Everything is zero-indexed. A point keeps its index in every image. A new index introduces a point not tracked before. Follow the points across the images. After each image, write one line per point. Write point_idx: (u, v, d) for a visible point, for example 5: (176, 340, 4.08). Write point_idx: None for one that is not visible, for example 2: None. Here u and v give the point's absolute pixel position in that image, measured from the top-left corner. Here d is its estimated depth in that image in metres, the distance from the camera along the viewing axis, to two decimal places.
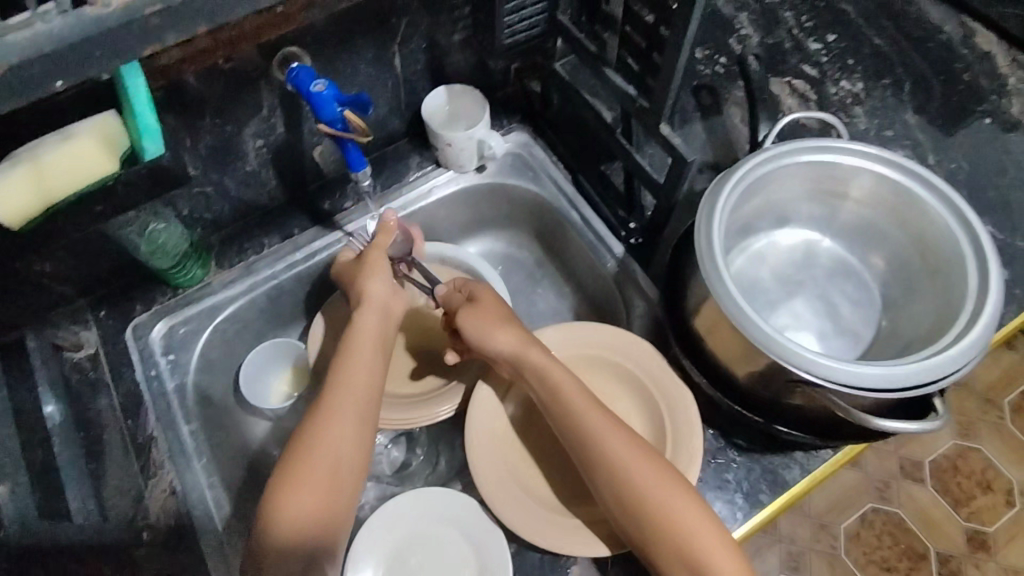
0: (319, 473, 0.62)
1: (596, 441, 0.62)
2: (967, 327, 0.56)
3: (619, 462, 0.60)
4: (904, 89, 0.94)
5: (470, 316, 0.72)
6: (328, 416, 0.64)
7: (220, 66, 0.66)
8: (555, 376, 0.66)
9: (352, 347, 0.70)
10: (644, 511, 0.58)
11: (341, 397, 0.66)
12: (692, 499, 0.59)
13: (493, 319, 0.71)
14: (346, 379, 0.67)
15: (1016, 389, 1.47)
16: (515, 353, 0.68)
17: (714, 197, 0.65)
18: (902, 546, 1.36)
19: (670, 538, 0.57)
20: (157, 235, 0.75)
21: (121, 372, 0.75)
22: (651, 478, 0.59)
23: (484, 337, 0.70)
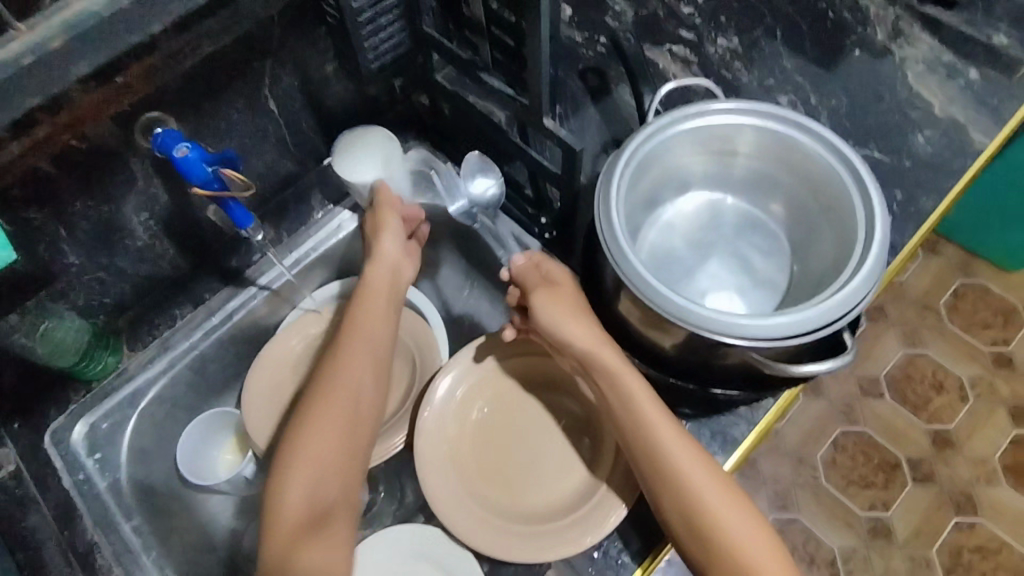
0: (335, 426, 0.64)
1: (641, 418, 0.62)
2: (862, 259, 0.59)
3: (683, 471, 0.60)
4: (777, 36, 0.97)
5: (552, 302, 0.67)
6: (319, 428, 0.64)
7: (74, 147, 0.62)
8: (625, 378, 0.63)
9: (348, 360, 0.68)
10: (678, 487, 0.59)
11: (332, 410, 0.65)
12: (744, 506, 0.60)
13: (571, 305, 0.67)
14: (340, 391, 0.66)
15: (947, 290, 1.55)
16: (590, 346, 0.64)
17: (607, 181, 0.65)
18: (875, 461, 1.41)
19: (699, 510, 0.59)
20: (53, 333, 0.71)
21: (48, 483, 0.72)
22: (686, 451, 0.61)
23: (563, 324, 0.66)
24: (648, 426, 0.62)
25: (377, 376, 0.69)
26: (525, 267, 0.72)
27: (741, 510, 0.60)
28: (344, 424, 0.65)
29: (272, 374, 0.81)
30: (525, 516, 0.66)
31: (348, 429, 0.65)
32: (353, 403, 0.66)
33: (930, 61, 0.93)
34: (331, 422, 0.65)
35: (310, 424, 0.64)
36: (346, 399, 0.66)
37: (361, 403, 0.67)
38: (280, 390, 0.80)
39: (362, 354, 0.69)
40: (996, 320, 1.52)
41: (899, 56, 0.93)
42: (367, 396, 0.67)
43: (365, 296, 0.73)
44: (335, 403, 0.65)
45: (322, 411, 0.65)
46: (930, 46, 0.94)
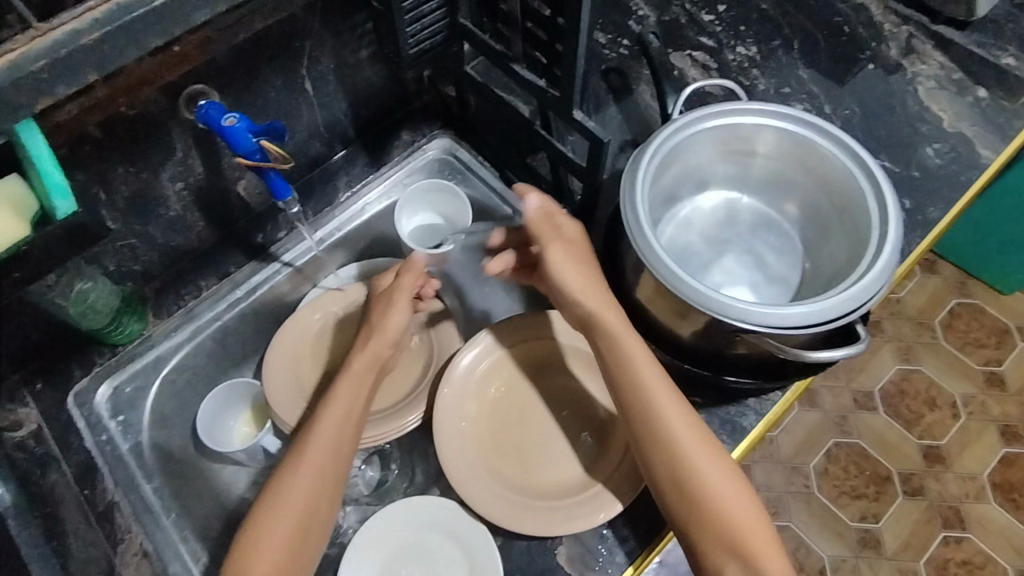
0: (296, 507, 0.63)
1: (641, 385, 0.64)
2: (876, 257, 0.61)
3: (680, 443, 0.62)
4: (794, 47, 1.00)
5: (563, 255, 0.69)
6: (279, 522, 0.62)
7: (121, 114, 0.64)
8: (627, 347, 0.65)
9: (316, 450, 0.65)
10: (674, 455, 0.62)
11: (293, 504, 0.63)
12: (738, 480, 0.62)
13: (581, 261, 0.69)
14: (301, 490, 0.63)
15: (943, 308, 1.58)
16: (594, 306, 0.66)
17: (632, 173, 0.68)
18: (867, 473, 1.44)
19: (691, 477, 0.61)
20: (85, 295, 0.73)
21: (70, 443, 0.73)
22: (684, 424, 0.63)
23: (572, 280, 0.68)
24: (647, 393, 0.64)
25: (344, 458, 0.66)
26: (541, 217, 0.71)
27: (732, 483, 0.62)
28: (298, 522, 0.63)
29: (291, 348, 0.82)
30: (536, 490, 0.69)
31: (304, 524, 0.63)
32: (314, 503, 0.64)
33: (940, 79, 0.96)
34: (290, 516, 0.62)
35: (267, 522, 0.62)
36: (307, 494, 0.64)
37: (324, 492, 0.64)
38: (298, 363, 0.81)
39: (330, 448, 0.66)
40: (990, 339, 1.55)
41: (910, 72, 0.97)
42: (329, 487, 0.65)
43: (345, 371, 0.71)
44: (297, 496, 0.63)
45: (284, 495, 0.63)
46: (940, 64, 0.97)
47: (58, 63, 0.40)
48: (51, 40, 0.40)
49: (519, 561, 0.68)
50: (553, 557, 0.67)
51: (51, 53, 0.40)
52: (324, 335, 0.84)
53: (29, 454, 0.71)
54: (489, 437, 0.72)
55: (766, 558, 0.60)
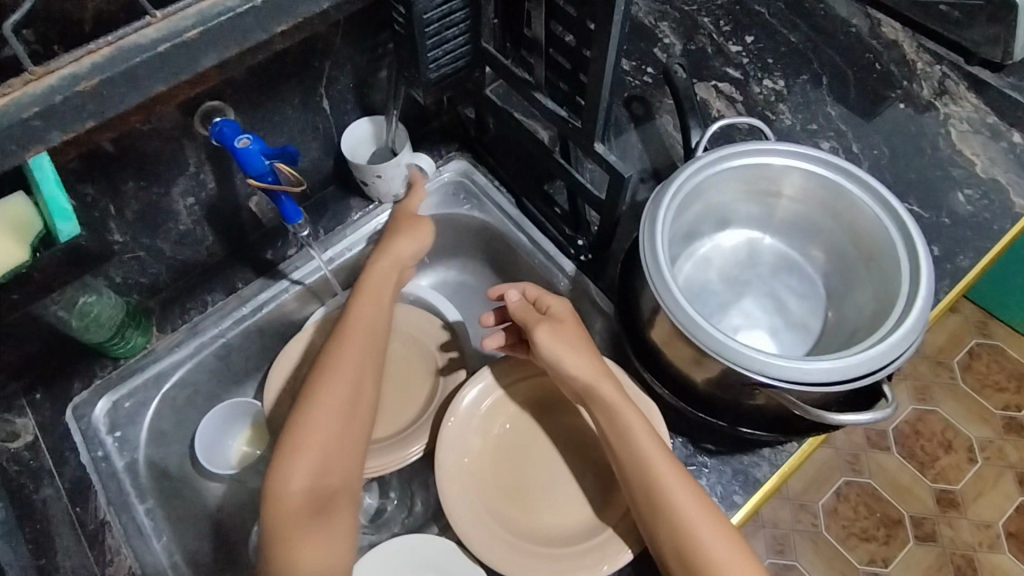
0: (339, 398, 0.66)
1: (637, 450, 0.62)
2: (904, 312, 0.58)
3: (682, 513, 0.59)
4: (823, 82, 0.98)
5: (555, 336, 0.67)
6: (322, 423, 0.64)
7: (136, 130, 0.63)
8: (622, 412, 0.64)
9: (343, 352, 0.68)
10: (672, 522, 0.59)
11: (334, 398, 0.65)
12: (746, 553, 0.59)
13: (571, 339, 0.68)
14: (338, 388, 0.66)
15: (963, 349, 1.54)
16: (588, 379, 0.66)
17: (653, 210, 0.66)
18: (877, 515, 1.40)
19: (695, 551, 0.58)
20: (89, 308, 0.71)
21: (65, 456, 0.72)
22: (687, 495, 0.60)
23: (563, 359, 0.66)
24: (643, 458, 0.61)
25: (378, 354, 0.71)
26: (524, 306, 0.71)
27: (735, 552, 0.58)
28: (340, 417, 0.65)
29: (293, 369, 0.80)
30: (535, 534, 0.66)
31: (343, 418, 0.65)
32: (351, 399, 0.66)
33: (973, 120, 0.93)
34: (332, 413, 0.65)
35: (312, 421, 0.64)
36: (344, 391, 0.66)
37: (357, 392, 0.67)
38: (299, 385, 0.78)
39: (356, 350, 0.69)
40: (1010, 384, 1.51)
41: (942, 113, 0.94)
42: (361, 382, 0.68)
43: (364, 283, 0.74)
44: (331, 402, 0.65)
45: (330, 385, 0.66)
46: (974, 106, 0.94)
47: (49, 110, 0.37)
48: (44, 85, 0.38)
49: None
50: None
51: (45, 98, 0.37)
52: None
53: (23, 466, 0.70)
54: (487, 477, 0.69)
55: None
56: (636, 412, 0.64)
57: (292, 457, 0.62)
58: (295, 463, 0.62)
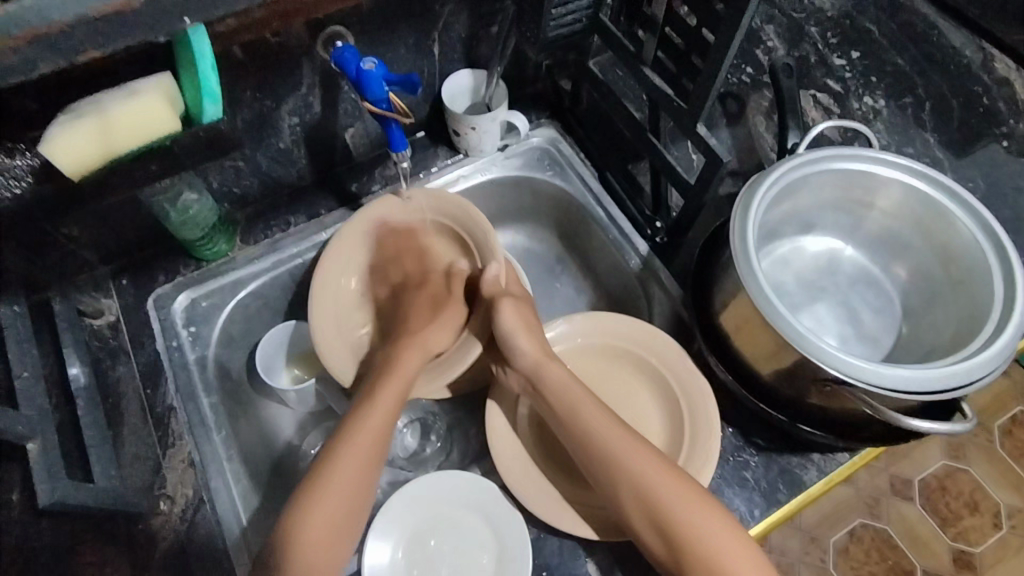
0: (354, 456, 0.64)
1: (608, 448, 0.63)
2: (993, 336, 0.58)
3: (652, 485, 0.60)
4: (924, 109, 0.96)
5: (513, 312, 0.72)
6: (335, 492, 0.62)
7: (266, 40, 0.66)
8: (570, 394, 0.67)
9: (366, 420, 0.66)
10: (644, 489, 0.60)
11: (346, 467, 0.64)
12: (725, 521, 0.59)
13: (529, 322, 0.71)
14: (349, 457, 0.64)
15: (1008, 413, 1.49)
16: (534, 363, 0.69)
17: (747, 199, 0.66)
18: (889, 562, 1.36)
19: (671, 521, 0.59)
20: (189, 207, 0.75)
21: (142, 341, 0.75)
22: (657, 468, 0.61)
23: (513, 338, 0.70)
24: (614, 455, 0.63)
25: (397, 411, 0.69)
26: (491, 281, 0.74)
27: (718, 520, 0.59)
28: (353, 486, 0.63)
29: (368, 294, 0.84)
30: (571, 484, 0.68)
31: (360, 489, 0.64)
32: (359, 478, 0.64)
33: None
34: (338, 486, 0.63)
35: (323, 492, 0.62)
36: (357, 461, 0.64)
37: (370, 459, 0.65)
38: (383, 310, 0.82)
39: (380, 414, 0.67)
40: None
41: None
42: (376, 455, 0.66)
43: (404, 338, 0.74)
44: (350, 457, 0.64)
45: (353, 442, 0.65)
46: None
47: None
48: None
49: (547, 560, 0.66)
50: (583, 564, 0.65)
51: None
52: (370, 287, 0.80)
53: (104, 342, 0.74)
54: (531, 427, 0.71)
55: None
56: (602, 411, 0.66)
57: (296, 523, 0.61)
58: (307, 524, 0.61)
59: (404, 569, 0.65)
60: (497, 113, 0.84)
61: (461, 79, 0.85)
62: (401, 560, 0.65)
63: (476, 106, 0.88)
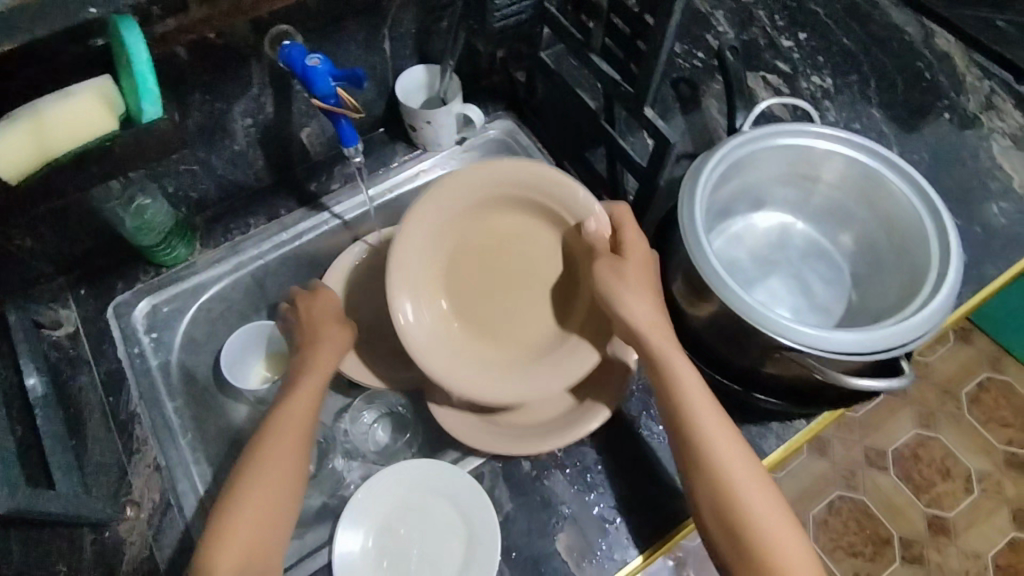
0: (263, 486, 0.60)
1: (699, 431, 0.60)
2: (930, 296, 0.61)
3: (745, 498, 0.57)
4: (870, 86, 0.99)
5: (618, 278, 0.64)
6: (242, 522, 0.58)
7: (211, 41, 0.65)
8: (681, 381, 0.62)
9: (269, 446, 0.63)
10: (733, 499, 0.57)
11: (257, 501, 0.59)
12: (808, 551, 0.56)
13: (640, 274, 0.65)
14: (258, 487, 0.60)
15: (973, 381, 1.52)
16: (641, 329, 0.63)
17: (695, 178, 0.67)
18: (866, 531, 1.39)
19: (752, 534, 0.56)
20: (143, 210, 0.75)
21: (103, 350, 0.75)
22: (749, 476, 0.58)
23: (622, 300, 0.63)
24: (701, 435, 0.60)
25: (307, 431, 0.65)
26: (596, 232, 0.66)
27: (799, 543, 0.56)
28: (261, 511, 0.59)
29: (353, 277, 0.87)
30: (521, 418, 0.71)
31: (269, 515, 0.60)
32: (272, 510, 0.60)
33: (1016, 138, 0.94)
34: (252, 512, 0.59)
35: (228, 526, 0.58)
36: (272, 494, 0.60)
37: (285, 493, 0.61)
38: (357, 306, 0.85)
39: (285, 443, 0.63)
40: (1016, 421, 1.49)
41: (985, 129, 0.94)
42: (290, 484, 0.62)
43: (303, 369, 0.69)
44: (255, 496, 0.60)
45: (258, 472, 0.61)
46: (1018, 124, 0.95)
47: None
48: None
49: (517, 541, 0.67)
50: (552, 543, 0.66)
51: None
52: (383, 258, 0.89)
53: (63, 353, 0.74)
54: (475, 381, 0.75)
55: None
56: (700, 389, 0.62)
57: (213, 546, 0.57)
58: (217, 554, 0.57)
59: (375, 559, 0.66)
60: (452, 105, 0.85)
61: (416, 73, 0.86)
62: (371, 549, 0.66)
63: (431, 99, 0.88)
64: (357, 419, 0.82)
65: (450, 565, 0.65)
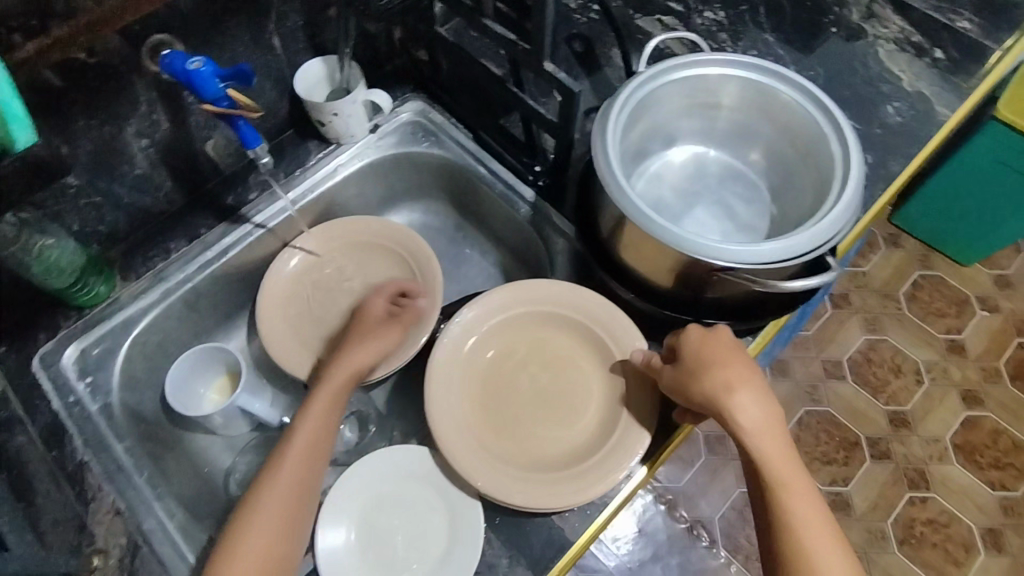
0: (273, 507, 0.61)
1: (812, 558, 0.55)
2: (841, 192, 0.64)
3: (807, 537, 0.56)
4: (760, 13, 1.02)
5: (698, 350, 0.63)
6: (257, 540, 0.59)
7: (83, 61, 0.62)
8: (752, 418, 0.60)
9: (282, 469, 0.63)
10: (795, 535, 0.56)
11: (265, 519, 0.60)
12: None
13: (730, 347, 0.63)
14: (269, 510, 0.60)
15: (906, 281, 1.61)
16: (720, 397, 0.60)
17: (603, 124, 0.68)
18: (836, 439, 1.46)
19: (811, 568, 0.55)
20: (48, 254, 0.70)
21: (36, 405, 0.71)
22: (811, 511, 0.57)
23: (703, 372, 0.61)
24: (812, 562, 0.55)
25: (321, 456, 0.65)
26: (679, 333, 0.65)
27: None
28: (272, 534, 0.59)
29: (284, 285, 0.85)
30: (530, 464, 0.67)
31: (282, 534, 0.60)
32: (277, 544, 0.59)
33: (899, 41, 0.99)
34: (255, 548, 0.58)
35: (241, 542, 0.58)
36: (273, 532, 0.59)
37: (287, 528, 0.60)
38: (301, 314, 0.85)
39: (296, 464, 0.63)
40: (951, 310, 1.59)
41: (871, 36, 0.99)
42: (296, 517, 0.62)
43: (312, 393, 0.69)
44: (267, 516, 0.60)
45: (269, 489, 0.62)
46: (900, 27, 1.00)
47: None
48: None
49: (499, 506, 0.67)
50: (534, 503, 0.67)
51: None
52: (315, 265, 0.87)
53: None
54: (487, 412, 0.70)
55: None
56: (776, 436, 0.60)
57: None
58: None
59: (360, 553, 0.65)
60: (355, 92, 0.83)
61: (311, 66, 0.83)
62: (355, 543, 0.65)
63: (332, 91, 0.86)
64: None
65: (436, 546, 0.65)
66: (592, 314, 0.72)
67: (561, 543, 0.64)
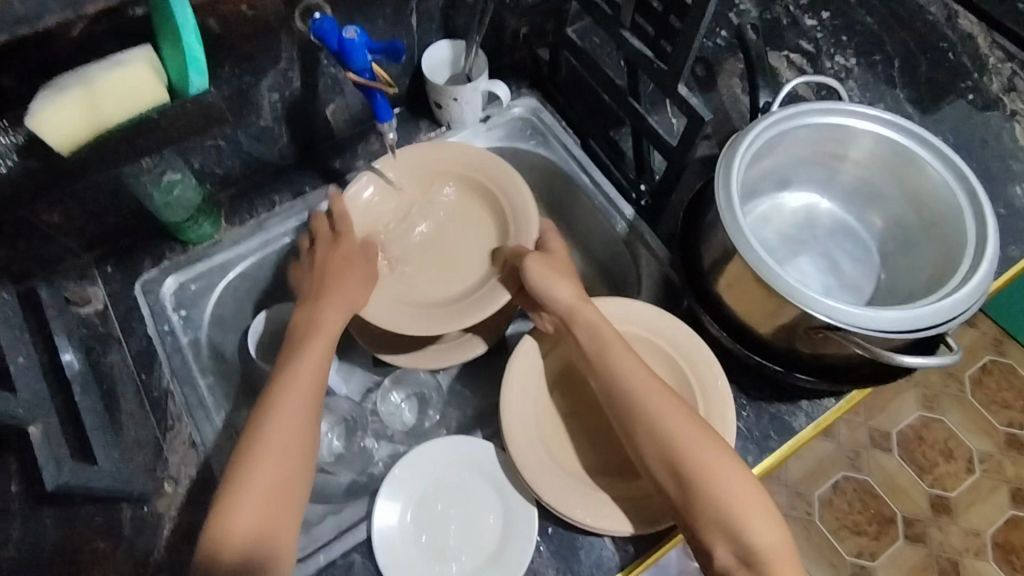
0: (267, 457, 0.60)
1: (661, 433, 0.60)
2: (970, 272, 0.61)
3: (669, 422, 0.60)
4: (893, 67, 0.98)
5: (542, 265, 0.70)
6: (258, 483, 0.58)
7: (244, 14, 0.64)
8: (601, 329, 0.67)
9: (273, 413, 0.62)
10: (652, 421, 0.61)
11: (259, 473, 0.59)
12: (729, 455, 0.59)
13: (559, 270, 0.71)
14: (262, 460, 0.59)
15: (975, 364, 1.53)
16: (571, 307, 0.68)
17: (729, 157, 0.67)
18: (870, 511, 1.41)
19: (681, 449, 0.58)
20: (173, 186, 0.75)
21: (132, 327, 0.75)
22: (662, 397, 0.62)
23: (548, 286, 0.69)
24: (673, 436, 0.59)
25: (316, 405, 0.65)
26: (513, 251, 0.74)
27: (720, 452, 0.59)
28: (271, 485, 0.59)
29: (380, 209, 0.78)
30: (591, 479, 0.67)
31: (283, 486, 0.59)
32: (275, 493, 0.59)
33: None
34: (260, 490, 0.58)
35: (233, 495, 0.58)
36: (276, 487, 0.59)
37: (294, 464, 0.61)
38: None
39: (294, 409, 0.63)
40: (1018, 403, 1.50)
41: (1008, 110, 0.94)
42: (300, 469, 0.61)
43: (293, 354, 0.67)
44: (262, 468, 0.59)
45: (265, 435, 0.61)
46: None
47: None
48: None
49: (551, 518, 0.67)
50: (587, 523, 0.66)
51: None
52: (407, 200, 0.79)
53: (93, 330, 0.73)
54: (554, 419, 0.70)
55: (751, 525, 0.56)
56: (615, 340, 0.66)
57: (227, 519, 0.57)
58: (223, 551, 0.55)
59: (412, 535, 0.66)
60: (477, 82, 0.83)
61: (438, 48, 0.85)
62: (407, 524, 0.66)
63: (453, 76, 0.87)
64: (386, 398, 0.82)
65: (485, 544, 0.65)
66: (677, 346, 0.72)
67: (610, 566, 0.64)
